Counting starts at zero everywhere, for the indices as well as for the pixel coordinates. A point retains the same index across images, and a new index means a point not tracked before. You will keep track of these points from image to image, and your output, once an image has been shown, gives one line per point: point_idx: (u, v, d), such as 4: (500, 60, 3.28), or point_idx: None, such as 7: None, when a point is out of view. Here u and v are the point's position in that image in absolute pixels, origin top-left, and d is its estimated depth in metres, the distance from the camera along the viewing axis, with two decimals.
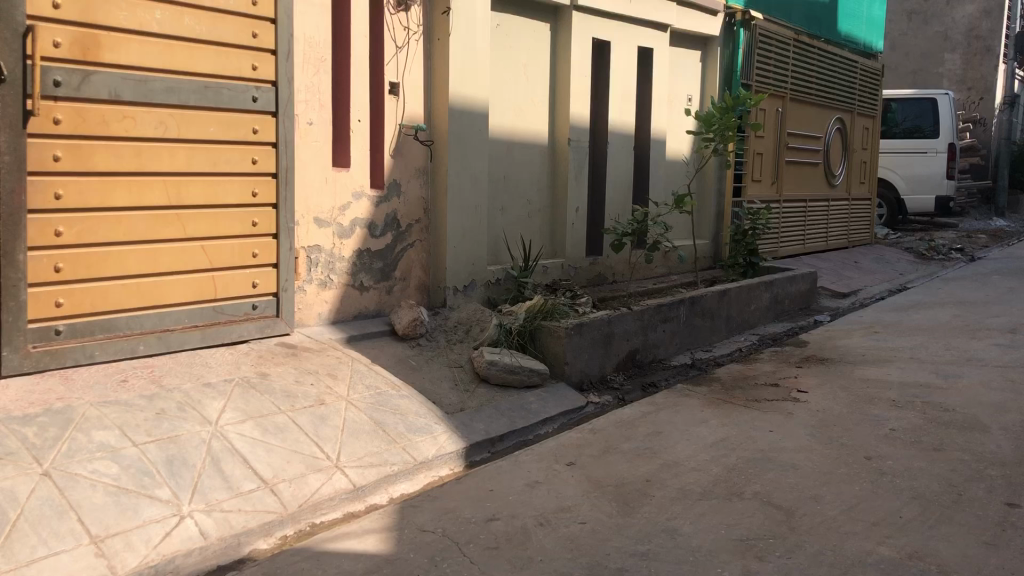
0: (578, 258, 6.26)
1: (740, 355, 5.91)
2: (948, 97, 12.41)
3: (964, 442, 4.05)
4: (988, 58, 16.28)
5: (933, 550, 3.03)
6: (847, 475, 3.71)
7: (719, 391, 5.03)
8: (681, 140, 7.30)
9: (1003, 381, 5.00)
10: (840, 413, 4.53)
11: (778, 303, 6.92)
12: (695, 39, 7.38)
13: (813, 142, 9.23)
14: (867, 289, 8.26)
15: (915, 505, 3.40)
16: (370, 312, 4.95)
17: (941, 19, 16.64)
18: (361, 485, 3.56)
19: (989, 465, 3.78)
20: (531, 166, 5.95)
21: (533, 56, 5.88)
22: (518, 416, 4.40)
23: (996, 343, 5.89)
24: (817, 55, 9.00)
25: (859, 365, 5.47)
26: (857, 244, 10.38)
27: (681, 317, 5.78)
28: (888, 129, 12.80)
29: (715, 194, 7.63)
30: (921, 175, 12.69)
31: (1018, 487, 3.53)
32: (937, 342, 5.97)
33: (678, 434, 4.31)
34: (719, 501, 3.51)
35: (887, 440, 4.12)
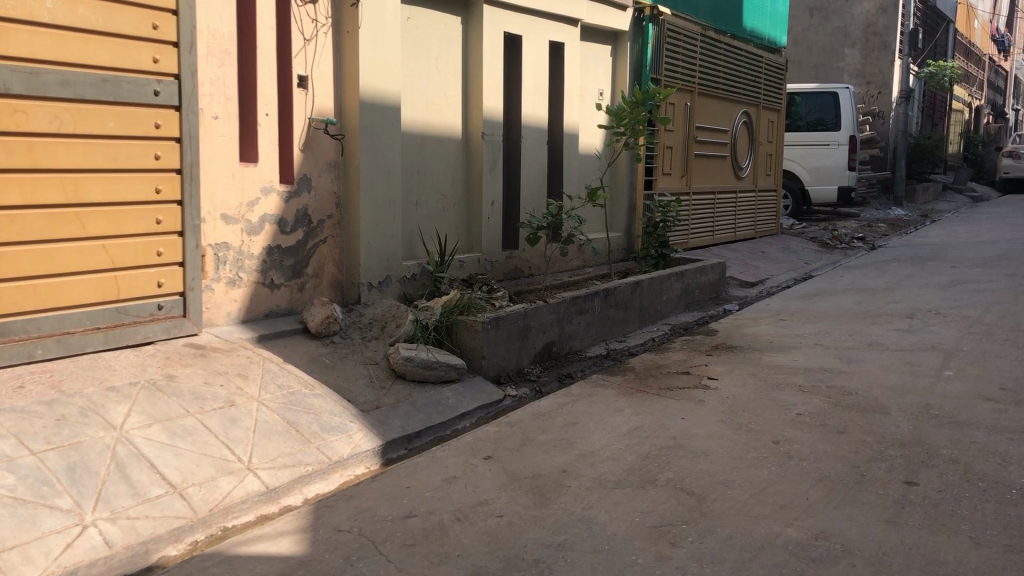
0: (494, 252, 6.26)
1: (653, 345, 6.00)
2: (849, 91, 12.93)
3: (866, 424, 4.21)
4: (885, 54, 16.94)
5: (838, 530, 3.14)
6: (755, 459, 3.81)
7: (633, 380, 5.10)
8: (593, 133, 7.37)
9: (901, 364, 5.21)
10: (748, 399, 4.66)
11: (689, 293, 7.06)
12: (605, 34, 7.46)
13: (721, 136, 9.44)
14: (773, 278, 8.49)
15: (821, 487, 3.51)
16: (281, 309, 4.86)
17: (841, 15, 17.22)
18: (273, 486, 3.49)
19: (888, 445, 3.93)
20: (445, 160, 5.93)
21: (444, 50, 5.85)
22: (434, 412, 4.38)
23: (895, 328, 6.13)
24: (724, 50, 9.21)
25: (766, 352, 5.62)
26: (764, 234, 10.66)
27: (596, 309, 5.84)
28: (794, 121, 13.19)
29: (628, 187, 7.73)
30: (825, 167, 13.07)
31: (915, 466, 3.69)
32: (840, 328, 6.18)
33: (594, 425, 4.36)
34: (633, 489, 3.56)
35: (794, 424, 4.25)
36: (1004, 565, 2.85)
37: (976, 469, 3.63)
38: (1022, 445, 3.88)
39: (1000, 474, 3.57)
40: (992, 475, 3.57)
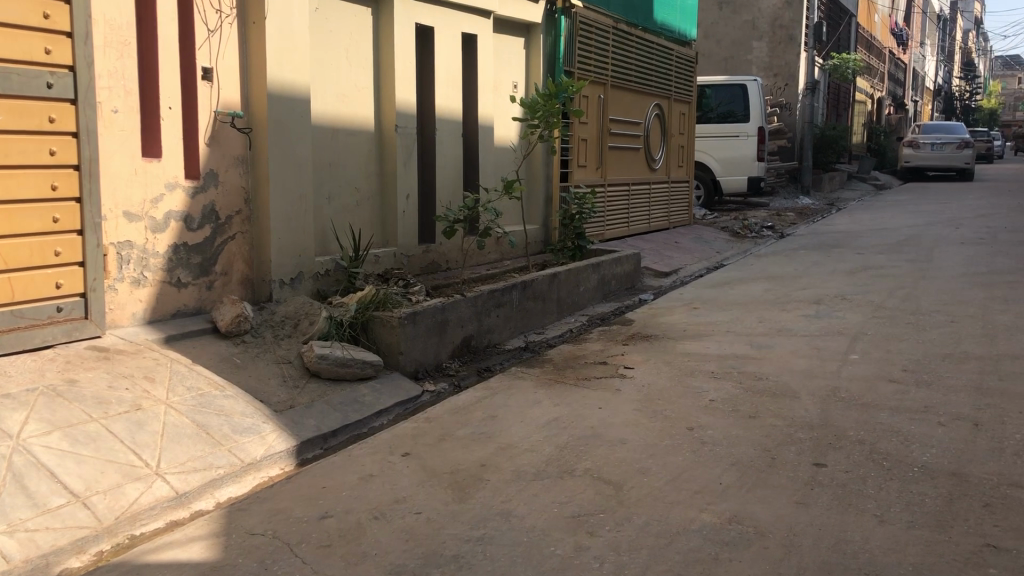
0: (410, 246, 6.20)
1: (570, 336, 6.03)
2: (756, 83, 13.31)
3: (776, 408, 4.31)
4: (790, 47, 17.43)
5: (750, 513, 3.20)
6: (670, 446, 3.87)
7: (551, 372, 5.12)
8: (508, 125, 7.36)
9: (809, 349, 5.35)
10: (663, 387, 4.72)
11: (606, 284, 7.12)
12: (518, 26, 7.46)
13: (634, 128, 9.55)
14: (687, 268, 8.64)
15: (733, 471, 3.58)
16: (189, 309, 4.72)
17: (749, 8, 17.63)
18: (183, 491, 3.39)
19: (798, 429, 4.02)
20: (357, 153, 5.84)
21: (355, 42, 5.76)
22: (350, 410, 4.32)
23: (803, 314, 6.31)
24: (635, 43, 9.32)
25: (680, 340, 5.71)
26: (678, 224, 10.84)
27: (514, 301, 5.83)
28: (704, 112, 13.54)
29: (544, 179, 7.76)
30: (734, 157, 13.32)
31: (823, 447, 3.79)
32: (751, 316, 6.32)
33: (512, 417, 4.36)
34: (552, 480, 3.57)
35: (707, 410, 4.33)
36: (907, 541, 2.94)
37: (881, 449, 3.75)
38: (923, 424, 4.03)
39: (902, 453, 3.70)
40: (896, 454, 3.70)
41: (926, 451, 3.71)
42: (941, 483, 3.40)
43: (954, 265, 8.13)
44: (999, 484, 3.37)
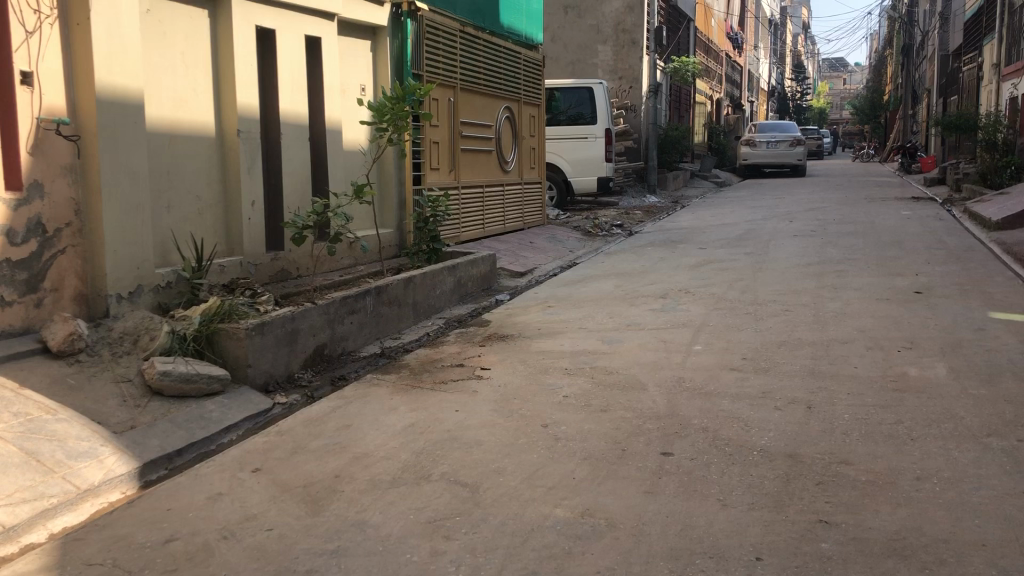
0: (257, 254, 6.04)
1: (427, 340, 6.01)
2: (603, 87, 13.67)
3: (625, 400, 4.44)
4: (634, 51, 17.99)
5: (602, 506, 3.27)
6: (525, 445, 3.91)
7: (407, 376, 5.09)
8: (357, 129, 7.26)
9: (656, 342, 5.54)
10: (518, 386, 4.77)
11: (462, 286, 7.13)
12: (364, 29, 7.37)
13: (485, 130, 9.62)
14: (541, 267, 8.77)
15: (586, 465, 3.65)
16: (16, 330, 4.37)
17: (592, 13, 18.10)
18: (11, 524, 3.16)
19: (647, 420, 4.15)
20: (197, 160, 5.62)
21: (191, 44, 5.53)
22: (197, 427, 4.15)
23: (651, 308, 6.52)
24: (483, 47, 9.40)
25: (535, 339, 5.79)
26: (533, 225, 10.98)
27: (368, 308, 5.76)
28: (554, 114, 13.73)
29: (396, 183, 7.71)
30: (584, 158, 13.65)
31: (670, 436, 3.93)
32: (602, 312, 6.49)
33: (367, 425, 4.30)
34: (408, 487, 3.54)
35: (560, 406, 4.40)
36: (749, 523, 3.08)
37: (723, 435, 3.92)
38: (762, 409, 4.23)
39: (743, 438, 3.87)
40: (737, 439, 3.87)
41: (764, 435, 3.90)
42: (779, 464, 3.58)
43: (788, 257, 8.61)
44: (830, 462, 3.58)
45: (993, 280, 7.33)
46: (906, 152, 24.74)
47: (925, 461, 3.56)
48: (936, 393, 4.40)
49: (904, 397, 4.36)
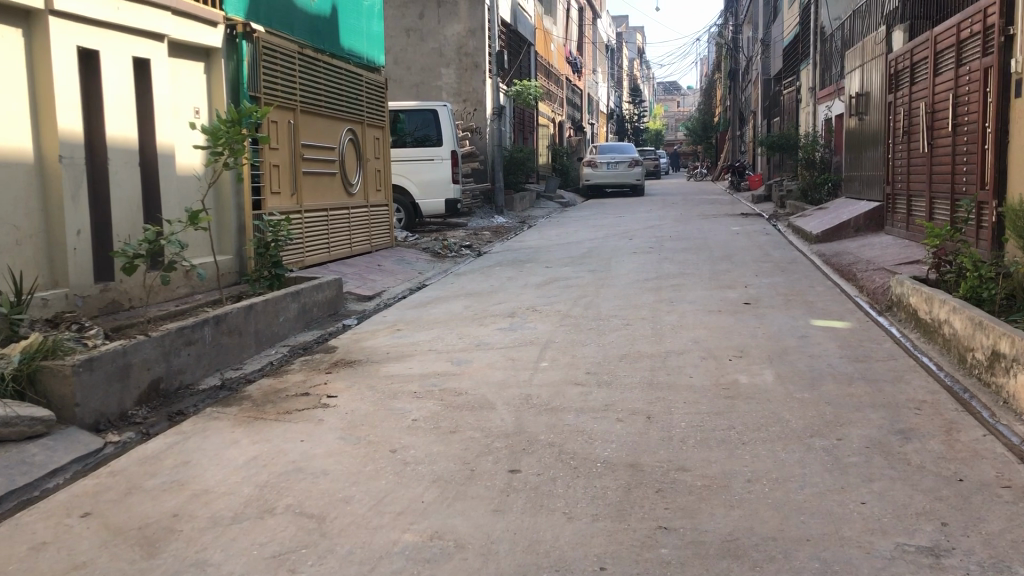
0: (84, 286, 5.72)
1: (271, 369, 5.84)
2: (447, 109, 13.79)
3: (474, 420, 4.46)
4: (476, 74, 18.22)
5: (451, 528, 3.27)
6: (373, 471, 3.86)
7: (250, 408, 4.93)
8: (190, 153, 7.01)
9: (505, 360, 5.61)
10: (365, 412, 4.71)
11: (306, 311, 6.99)
12: (197, 50, 7.15)
13: (328, 152, 9.51)
14: (389, 290, 8.70)
15: (434, 488, 3.64)
16: None
17: (434, 36, 18.22)
18: None
19: (494, 438, 4.19)
20: (14, 187, 5.27)
21: (3, 64, 5.19)
22: (17, 472, 3.86)
23: (499, 327, 6.60)
24: (323, 69, 9.30)
25: (382, 363, 5.74)
26: (380, 247, 10.89)
27: (206, 338, 5.55)
28: (400, 136, 13.76)
29: (235, 208, 7.50)
30: (430, 180, 13.68)
31: (517, 454, 3.98)
32: (451, 333, 6.50)
33: (207, 460, 4.13)
34: (251, 522, 3.43)
35: (409, 430, 4.38)
36: (592, 534, 3.16)
37: (569, 449, 4.01)
38: (605, 422, 4.35)
39: (587, 451, 3.97)
40: (581, 452, 3.97)
41: (607, 446, 4.02)
42: (620, 475, 3.69)
43: (629, 273, 8.92)
44: (669, 469, 3.72)
45: (814, 289, 7.84)
46: (734, 171, 26.20)
47: (755, 463, 3.75)
48: (763, 398, 4.66)
49: (736, 403, 4.59)
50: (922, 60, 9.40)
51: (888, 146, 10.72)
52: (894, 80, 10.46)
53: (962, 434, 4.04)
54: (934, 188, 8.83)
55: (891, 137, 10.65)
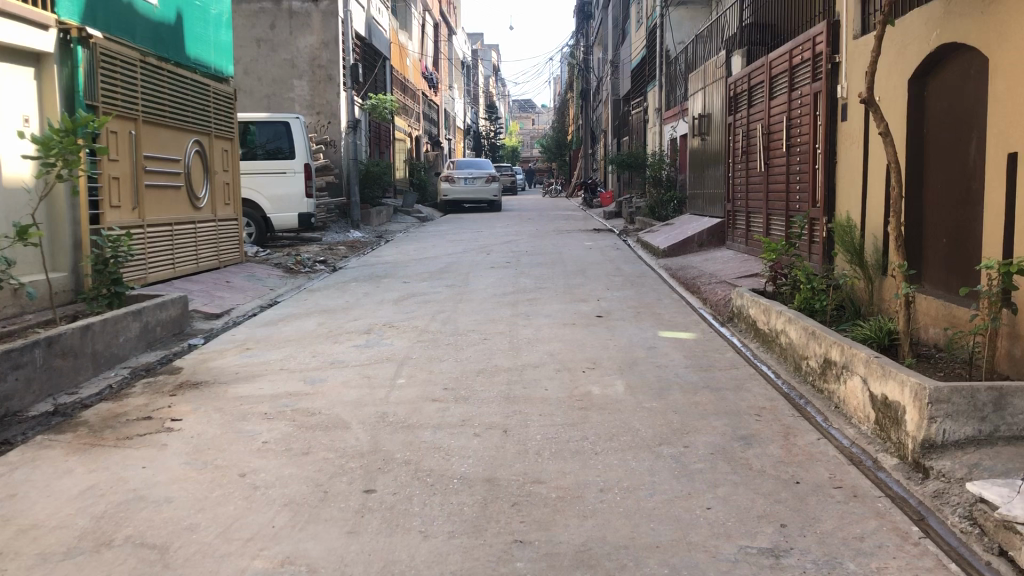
0: None
1: (110, 393, 5.51)
2: (299, 121, 13.52)
3: (328, 440, 4.36)
4: (330, 86, 17.95)
5: (304, 552, 3.17)
6: (221, 497, 3.71)
7: (86, 435, 4.63)
8: (19, 164, 6.56)
9: (360, 378, 5.51)
10: (212, 435, 4.52)
11: (149, 331, 6.65)
12: (26, 55, 6.72)
13: (173, 165, 9.13)
14: (239, 307, 8.41)
15: (286, 512, 3.53)
16: None
17: (286, 48, 17.85)
18: None
19: (349, 458, 4.11)
20: None
21: None
22: None
23: (353, 344, 6.49)
24: (167, 77, 8.92)
25: (231, 384, 5.53)
26: (229, 263, 10.51)
27: (37, 361, 5.17)
28: (250, 149, 13.40)
29: (69, 222, 7.09)
30: (282, 194, 13.34)
31: (373, 473, 3.91)
32: (303, 351, 6.35)
33: (38, 493, 3.85)
34: (85, 556, 3.21)
35: (259, 452, 4.24)
36: (448, 551, 3.14)
37: (425, 467, 3.97)
38: (461, 437, 4.35)
39: (444, 467, 3.95)
40: (438, 469, 3.94)
41: (464, 462, 4.01)
42: (476, 490, 3.69)
43: (486, 288, 8.98)
44: (524, 482, 3.75)
45: (662, 302, 8.14)
46: (587, 187, 26.92)
47: (608, 473, 3.83)
48: (615, 408, 4.78)
49: (589, 414, 4.68)
50: (758, 85, 9.93)
51: (729, 165, 11.25)
52: (734, 103, 11.00)
53: (799, 437, 4.26)
54: (770, 205, 9.33)
55: (731, 157, 11.19)
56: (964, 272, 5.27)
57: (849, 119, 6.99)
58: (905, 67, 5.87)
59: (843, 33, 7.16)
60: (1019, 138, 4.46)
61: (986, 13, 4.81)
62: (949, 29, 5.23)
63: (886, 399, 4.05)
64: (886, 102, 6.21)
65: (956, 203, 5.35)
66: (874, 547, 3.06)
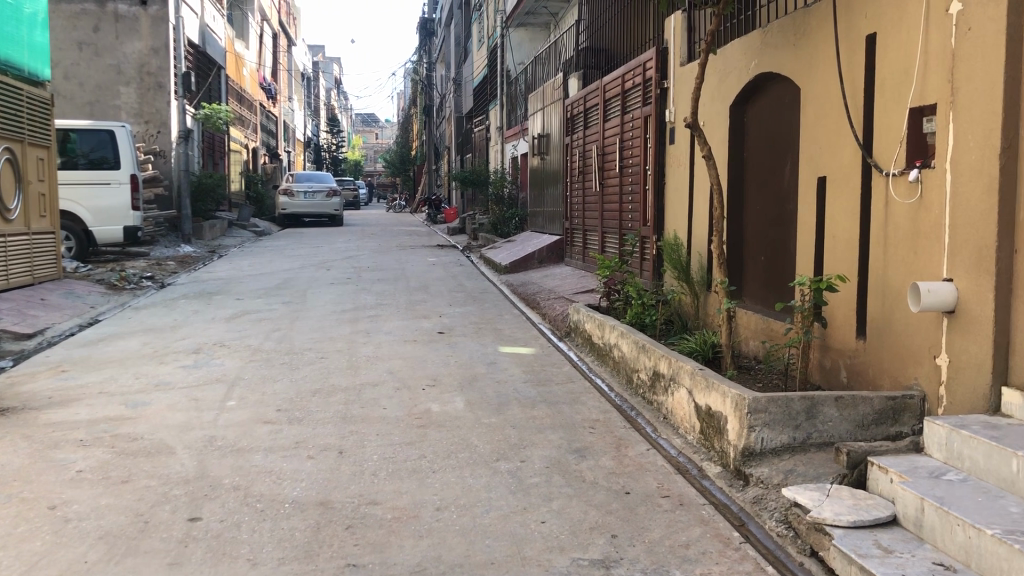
0: None
1: None
2: (126, 130, 12.89)
3: (150, 467, 4.12)
4: (160, 94, 17.19)
5: None
6: (26, 532, 3.42)
7: None
8: None
9: (187, 401, 5.25)
10: (18, 466, 4.17)
11: None
12: None
13: None
14: (54, 326, 7.85)
15: (100, 545, 3.30)
16: None
17: (112, 52, 16.93)
18: None
19: (172, 486, 3.90)
20: None
21: None
22: None
23: (181, 365, 6.19)
24: None
25: (43, 410, 5.14)
26: (45, 279, 9.81)
27: None
28: (71, 158, 12.55)
29: None
30: (106, 207, 12.62)
31: (199, 500, 3.72)
32: (126, 373, 5.99)
33: None
34: None
35: (72, 483, 3.95)
36: None
37: (255, 492, 3.82)
38: (294, 460, 4.22)
39: (275, 492, 3.81)
40: (269, 494, 3.80)
41: (296, 486, 3.89)
42: (309, 514, 3.58)
43: (323, 305, 8.80)
44: (359, 504, 3.67)
45: (502, 317, 8.23)
46: (430, 203, 26.96)
47: (444, 491, 3.81)
48: (453, 425, 4.77)
49: (427, 432, 4.65)
50: (593, 107, 10.25)
51: (567, 184, 11.54)
52: (570, 124, 11.32)
53: (630, 448, 4.39)
54: (605, 224, 9.62)
55: (568, 176, 11.48)
56: (780, 288, 5.61)
57: (676, 142, 7.31)
58: (726, 94, 6.20)
59: (671, 59, 7.49)
60: (826, 163, 4.79)
61: (797, 46, 5.15)
62: (765, 60, 5.57)
63: (709, 410, 4.23)
64: (709, 126, 6.53)
65: (772, 223, 5.69)
66: (699, 553, 3.18)
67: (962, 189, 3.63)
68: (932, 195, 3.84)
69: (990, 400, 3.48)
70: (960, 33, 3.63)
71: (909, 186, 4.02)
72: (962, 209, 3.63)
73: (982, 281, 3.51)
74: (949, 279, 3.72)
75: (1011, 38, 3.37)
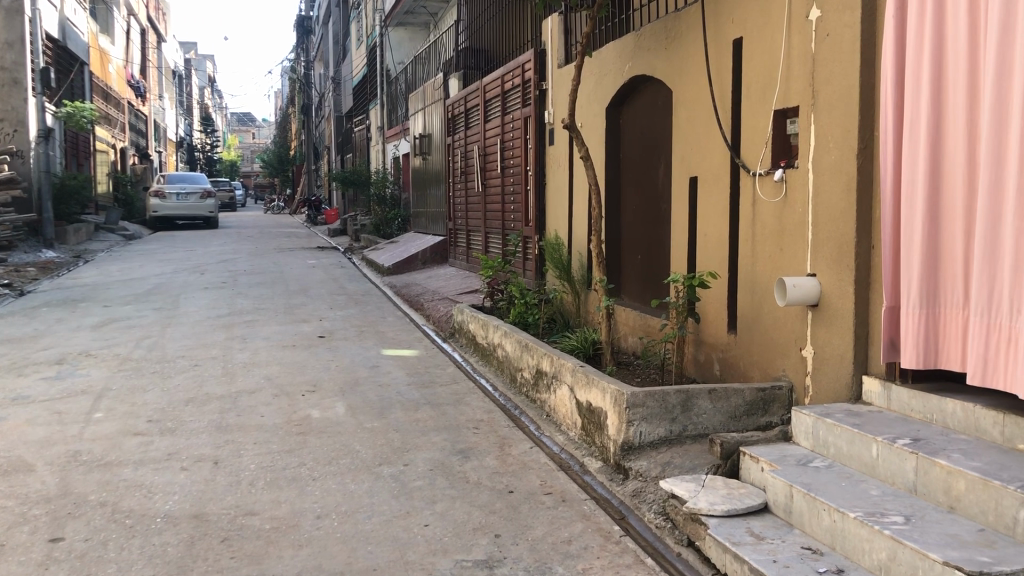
0: None
1: None
2: None
3: (7, 486, 3.88)
4: (16, 91, 16.27)
5: None
6: None
7: None
8: None
9: (49, 415, 4.97)
10: None
11: None
12: None
13: None
14: None
15: None
16: None
17: None
18: None
19: (32, 505, 3.68)
20: None
21: None
22: None
23: (42, 377, 5.85)
24: None
25: None
26: None
27: None
28: None
29: None
30: None
31: (61, 519, 3.53)
32: None
33: None
34: None
35: None
36: None
37: (123, 507, 3.65)
38: (166, 472, 4.06)
39: (145, 507, 3.65)
40: (138, 509, 3.63)
41: (169, 499, 3.73)
42: (182, 528, 3.44)
43: (196, 310, 8.50)
44: (234, 516, 3.56)
45: (384, 319, 8.14)
46: (310, 204, 26.45)
47: (325, 498, 3.74)
48: (334, 431, 4.68)
49: (307, 439, 4.54)
50: (473, 108, 10.27)
51: (448, 185, 11.52)
52: (451, 124, 11.31)
53: (513, 447, 4.41)
54: (487, 224, 9.65)
55: (450, 177, 11.46)
56: (656, 284, 5.74)
57: (555, 143, 7.40)
58: (602, 95, 6.31)
59: (549, 61, 7.57)
60: (698, 163, 4.93)
61: (669, 49, 5.28)
62: (638, 63, 5.69)
63: (589, 406, 4.29)
64: (587, 128, 6.63)
65: (647, 222, 5.82)
66: (580, 549, 3.21)
67: (823, 187, 3.80)
68: (796, 194, 4.00)
69: (852, 389, 3.66)
70: (819, 38, 3.80)
71: (774, 185, 4.18)
72: (823, 207, 3.80)
73: (843, 275, 3.68)
74: (813, 274, 3.89)
75: (866, 44, 3.55)
